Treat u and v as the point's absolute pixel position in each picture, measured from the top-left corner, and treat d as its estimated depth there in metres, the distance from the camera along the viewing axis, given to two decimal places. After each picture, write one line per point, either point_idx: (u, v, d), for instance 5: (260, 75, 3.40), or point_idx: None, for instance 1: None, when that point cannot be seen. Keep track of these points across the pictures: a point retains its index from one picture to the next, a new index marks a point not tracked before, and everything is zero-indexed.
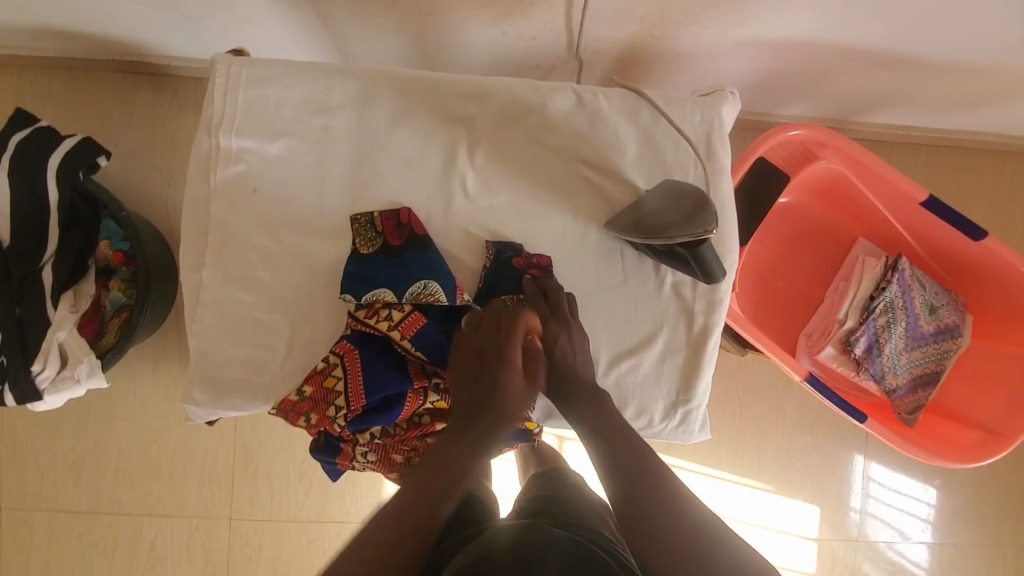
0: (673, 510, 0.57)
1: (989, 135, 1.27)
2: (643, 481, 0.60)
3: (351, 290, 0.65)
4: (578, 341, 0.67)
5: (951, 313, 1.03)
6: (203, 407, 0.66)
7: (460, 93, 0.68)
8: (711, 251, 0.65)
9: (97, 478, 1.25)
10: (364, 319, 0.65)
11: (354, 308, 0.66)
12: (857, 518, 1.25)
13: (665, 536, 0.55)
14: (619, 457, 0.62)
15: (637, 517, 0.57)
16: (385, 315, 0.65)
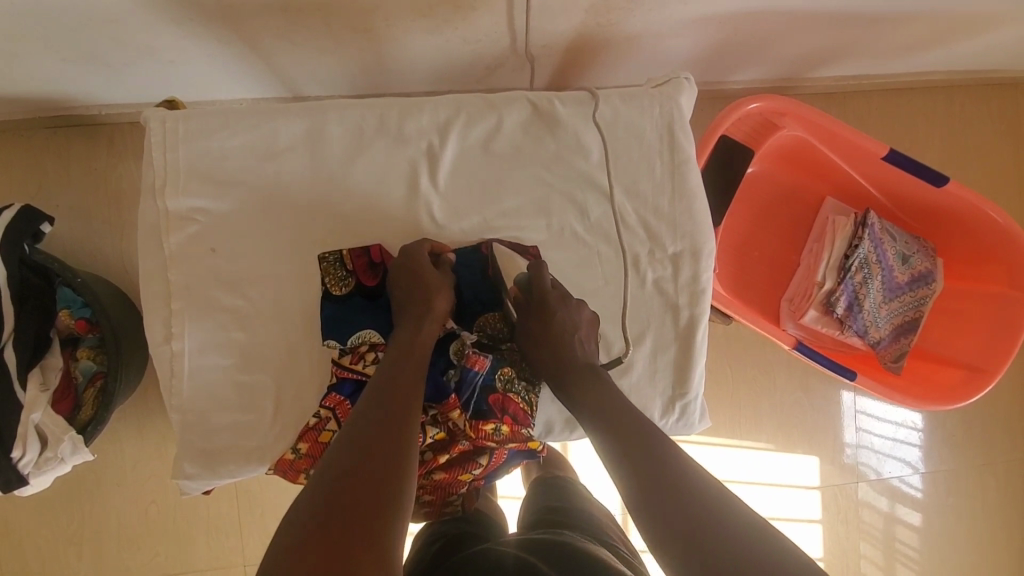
0: (683, 480, 0.48)
1: (934, 74, 1.29)
2: (657, 469, 0.50)
3: (333, 336, 0.63)
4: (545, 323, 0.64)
5: (922, 260, 1.05)
6: (197, 479, 0.64)
7: (412, 118, 0.66)
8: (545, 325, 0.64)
9: (98, 548, 1.21)
10: (350, 366, 0.62)
11: (338, 355, 0.63)
12: (852, 453, 1.28)
13: (675, 514, 0.46)
14: (622, 437, 0.54)
15: (649, 497, 0.48)
16: (371, 358, 0.62)
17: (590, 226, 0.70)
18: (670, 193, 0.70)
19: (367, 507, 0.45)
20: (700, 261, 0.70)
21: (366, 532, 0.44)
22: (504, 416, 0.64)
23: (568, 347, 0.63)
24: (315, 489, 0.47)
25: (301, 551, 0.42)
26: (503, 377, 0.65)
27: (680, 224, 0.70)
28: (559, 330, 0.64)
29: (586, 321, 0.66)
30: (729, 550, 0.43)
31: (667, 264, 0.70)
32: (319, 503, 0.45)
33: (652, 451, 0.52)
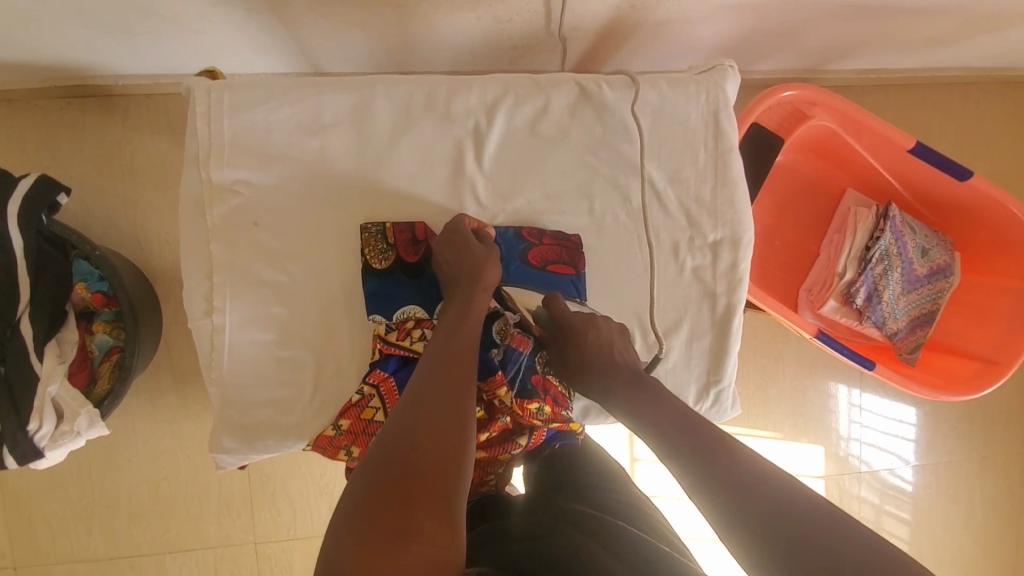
0: (726, 453, 0.50)
1: (953, 70, 1.30)
2: (717, 458, 0.50)
3: (378, 310, 0.63)
4: (580, 347, 0.64)
5: (941, 254, 1.06)
6: (235, 453, 0.64)
7: (460, 96, 0.64)
8: (580, 351, 0.64)
9: (110, 523, 1.21)
10: (397, 342, 0.62)
11: (383, 330, 0.63)
12: (847, 445, 1.31)
13: (723, 478, 0.49)
14: (662, 420, 0.56)
15: (694, 466, 0.51)
16: (418, 336, 0.62)
17: (632, 212, 0.69)
18: (713, 182, 0.70)
19: (429, 484, 0.46)
20: (740, 251, 0.70)
21: (431, 512, 0.45)
22: (547, 396, 0.65)
23: (610, 360, 0.63)
24: (378, 457, 0.47)
25: (371, 526, 0.43)
26: (541, 360, 0.67)
27: (721, 213, 0.70)
28: (594, 348, 0.64)
29: (615, 332, 0.66)
30: (800, 528, 0.44)
31: (706, 252, 0.70)
32: (382, 475, 0.46)
33: (694, 428, 0.54)
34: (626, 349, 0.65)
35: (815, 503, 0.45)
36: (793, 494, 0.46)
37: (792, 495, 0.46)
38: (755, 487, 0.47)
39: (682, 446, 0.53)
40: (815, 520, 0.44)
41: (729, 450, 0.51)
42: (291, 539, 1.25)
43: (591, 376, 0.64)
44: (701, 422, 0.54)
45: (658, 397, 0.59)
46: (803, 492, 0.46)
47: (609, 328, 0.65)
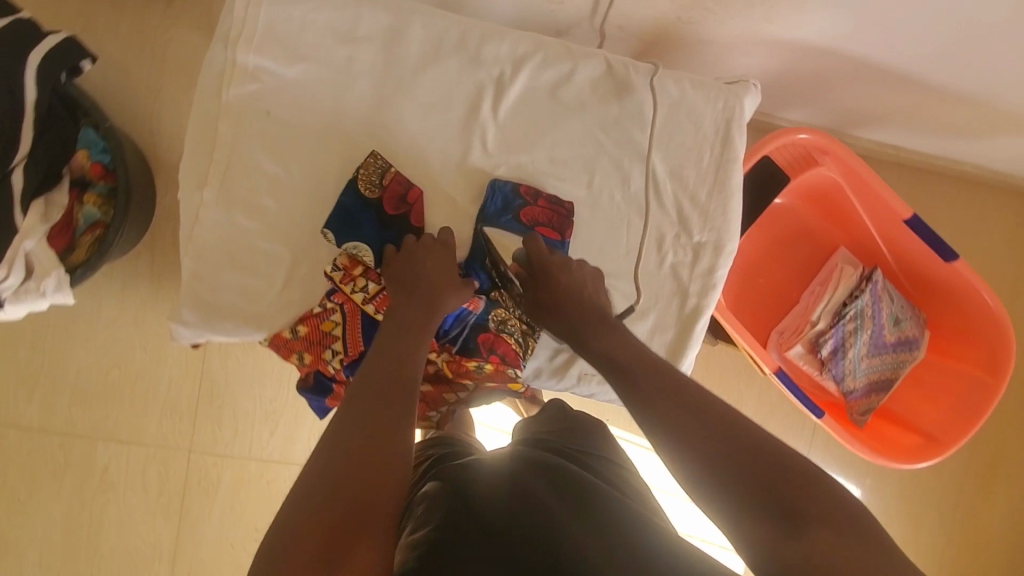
0: (755, 443, 0.48)
1: (966, 164, 1.33)
2: (748, 447, 0.48)
3: (333, 229, 0.65)
4: (557, 279, 0.65)
5: (912, 326, 1.09)
6: (191, 327, 0.64)
7: (492, 43, 0.67)
8: (555, 284, 0.65)
9: (51, 397, 1.20)
10: (340, 285, 0.64)
11: (329, 269, 0.65)
12: None
13: (760, 468, 0.46)
14: (678, 406, 0.52)
15: (722, 455, 0.48)
16: (360, 285, 0.65)
17: (628, 197, 0.72)
18: (710, 186, 0.74)
19: (380, 482, 0.49)
20: (720, 257, 0.74)
21: (381, 505, 0.48)
22: (491, 354, 0.70)
23: (582, 298, 0.65)
24: (326, 463, 0.50)
25: (322, 525, 0.46)
26: (496, 317, 0.70)
27: (711, 217, 0.74)
28: (571, 285, 0.65)
29: (589, 279, 0.68)
30: (832, 524, 0.44)
31: (688, 251, 0.74)
32: (333, 477, 0.48)
33: (713, 417, 0.50)
34: (597, 293, 0.66)
35: (837, 497, 0.45)
36: (786, 462, 0.47)
37: (823, 489, 0.45)
38: (722, 433, 0.49)
39: (653, 405, 0.53)
40: (824, 508, 0.44)
41: (696, 407, 0.51)
42: (226, 456, 1.25)
43: (568, 315, 0.63)
44: (721, 406, 0.51)
45: (615, 353, 0.59)
46: (831, 485, 0.46)
47: (583, 273, 0.67)
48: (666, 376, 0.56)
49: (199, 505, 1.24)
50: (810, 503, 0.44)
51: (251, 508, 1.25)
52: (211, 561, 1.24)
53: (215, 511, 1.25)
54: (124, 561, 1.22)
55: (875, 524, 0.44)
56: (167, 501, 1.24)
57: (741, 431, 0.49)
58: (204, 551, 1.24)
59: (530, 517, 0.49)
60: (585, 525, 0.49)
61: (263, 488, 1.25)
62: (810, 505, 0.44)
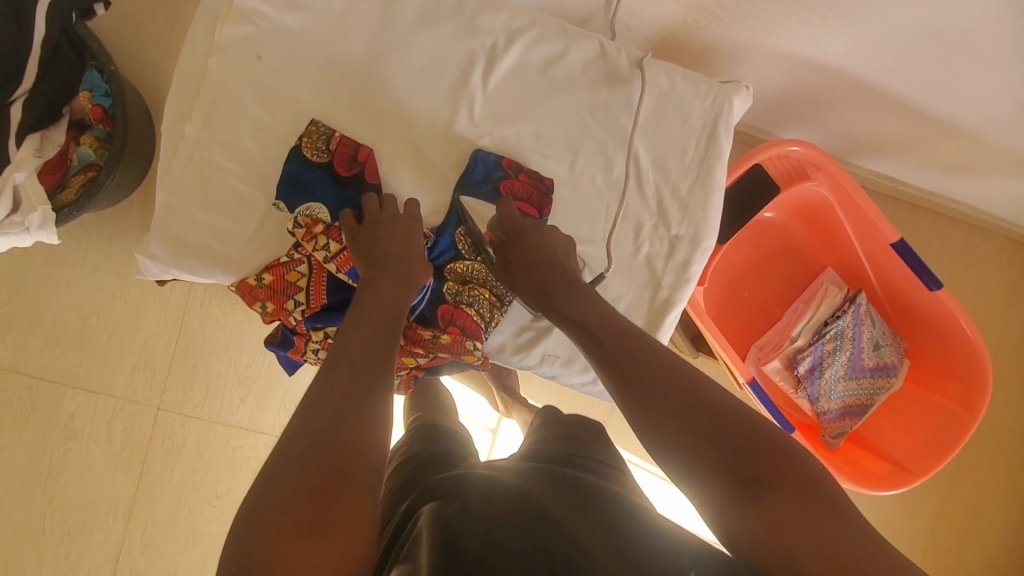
0: (731, 422, 0.48)
1: (965, 206, 1.28)
2: (726, 426, 0.48)
3: (284, 198, 0.66)
4: (527, 242, 0.67)
5: (892, 353, 1.08)
6: (158, 263, 0.66)
7: (487, 15, 0.70)
8: (524, 246, 0.67)
9: (23, 339, 1.17)
10: (303, 242, 0.65)
11: (291, 228, 0.66)
12: None
13: (738, 443, 0.47)
14: (658, 390, 0.52)
15: (704, 437, 0.48)
16: (322, 244, 0.65)
17: (610, 180, 0.74)
18: (692, 180, 0.76)
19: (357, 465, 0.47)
20: (695, 251, 0.76)
21: (361, 491, 0.47)
22: (450, 326, 0.71)
23: (552, 261, 0.66)
24: (305, 439, 0.48)
25: (302, 510, 0.44)
26: (450, 290, 0.71)
27: (690, 210, 0.76)
28: (543, 247, 0.67)
29: (561, 244, 0.69)
30: (805, 493, 0.44)
31: (665, 242, 0.76)
32: (313, 453, 0.47)
33: (690, 402, 0.50)
34: (569, 258, 0.68)
35: (808, 467, 0.46)
36: (761, 433, 0.48)
37: (797, 458, 0.46)
38: (701, 405, 0.50)
39: (634, 380, 0.53)
40: (800, 478, 0.45)
41: (679, 392, 0.51)
42: (194, 418, 1.22)
43: (536, 279, 0.65)
44: (700, 384, 0.52)
45: (583, 324, 0.61)
46: (804, 457, 0.47)
47: (555, 238, 0.69)
48: (643, 349, 0.56)
49: (161, 465, 1.21)
50: (779, 474, 0.45)
51: (214, 473, 1.22)
52: (165, 525, 1.20)
53: (175, 474, 1.21)
54: (74, 515, 1.18)
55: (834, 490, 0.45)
56: (129, 457, 1.20)
57: (722, 403, 0.50)
58: (159, 514, 1.20)
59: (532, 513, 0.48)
60: (584, 522, 0.47)
61: (229, 453, 1.23)
62: (776, 475, 0.45)
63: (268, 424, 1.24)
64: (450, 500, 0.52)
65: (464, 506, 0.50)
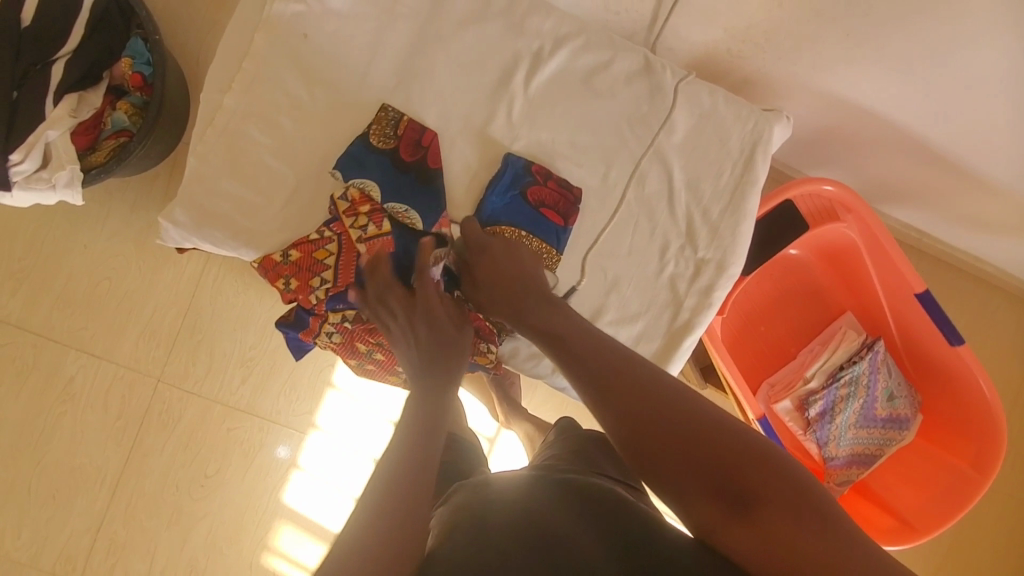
0: (722, 443, 0.46)
1: (989, 266, 1.25)
2: (714, 447, 0.46)
3: (342, 169, 0.67)
4: (490, 259, 0.65)
5: (906, 406, 1.06)
6: (181, 230, 0.66)
7: (536, 18, 0.71)
8: (479, 261, 0.66)
9: (34, 295, 1.17)
10: (343, 216, 0.66)
11: (337, 198, 0.67)
12: None
13: (734, 465, 0.45)
14: (633, 410, 0.50)
15: (691, 461, 0.46)
16: (361, 224, 0.66)
17: (640, 195, 0.74)
18: (724, 205, 0.75)
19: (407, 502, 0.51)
20: (721, 276, 0.74)
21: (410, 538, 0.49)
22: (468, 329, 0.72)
23: (520, 278, 0.64)
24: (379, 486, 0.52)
25: (364, 556, 0.47)
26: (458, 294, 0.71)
27: (719, 235, 0.75)
28: (509, 266, 0.65)
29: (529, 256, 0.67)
30: (810, 519, 0.42)
31: (690, 265, 0.75)
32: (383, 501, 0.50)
33: (666, 423, 0.48)
34: (536, 270, 0.65)
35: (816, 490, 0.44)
36: (761, 451, 0.46)
37: (804, 480, 0.44)
38: (674, 423, 0.48)
39: (619, 399, 0.51)
40: (806, 501, 0.43)
41: (658, 412, 0.49)
42: (192, 394, 1.20)
43: (506, 295, 0.63)
44: (675, 399, 0.50)
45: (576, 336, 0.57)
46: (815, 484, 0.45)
47: (520, 253, 0.66)
48: (629, 367, 0.53)
49: (153, 437, 1.19)
50: (788, 500, 0.43)
51: (205, 452, 1.20)
52: (150, 499, 1.18)
53: (167, 448, 1.20)
54: (61, 478, 1.16)
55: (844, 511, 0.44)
56: (123, 425, 1.18)
57: (701, 416, 0.48)
58: (145, 488, 1.19)
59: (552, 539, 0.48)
60: (602, 549, 0.47)
61: (223, 434, 1.21)
62: (782, 501, 0.43)
63: (265, 410, 1.22)
64: (466, 526, 0.52)
65: (480, 527, 0.51)
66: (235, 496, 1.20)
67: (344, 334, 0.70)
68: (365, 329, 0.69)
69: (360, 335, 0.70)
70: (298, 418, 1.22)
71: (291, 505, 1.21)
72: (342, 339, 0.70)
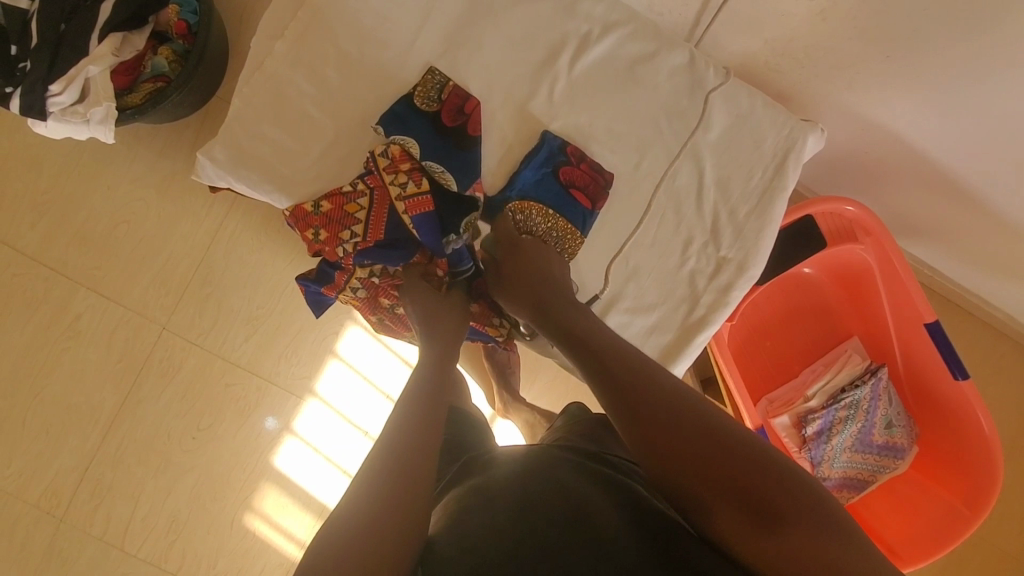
0: (732, 446, 0.49)
1: (999, 310, 1.25)
2: (721, 448, 0.49)
3: (384, 125, 0.70)
4: (519, 255, 0.69)
5: (903, 435, 1.06)
6: (217, 169, 0.70)
7: (587, 3, 0.74)
8: (508, 257, 0.70)
9: (53, 229, 1.18)
10: (383, 172, 0.68)
11: (378, 152, 0.69)
12: None
13: (745, 467, 0.47)
14: (649, 412, 0.53)
15: (697, 461, 0.49)
16: (400, 182, 0.68)
17: (670, 187, 0.76)
18: (752, 207, 0.77)
19: (414, 473, 0.54)
20: (739, 277, 0.76)
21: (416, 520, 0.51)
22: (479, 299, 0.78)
23: (545, 279, 0.68)
24: (388, 458, 0.55)
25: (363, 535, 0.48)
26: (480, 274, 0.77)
27: (743, 236, 0.76)
28: (534, 265, 0.68)
29: (557, 265, 0.71)
30: (810, 519, 0.44)
31: (711, 262, 0.77)
32: (394, 473, 0.53)
33: (676, 424, 0.51)
34: (558, 276, 0.69)
35: (816, 493, 0.46)
36: (769, 457, 0.48)
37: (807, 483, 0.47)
38: (670, 411, 0.52)
39: (626, 391, 0.55)
40: (806, 500, 0.45)
41: (671, 417, 0.52)
42: (196, 345, 1.21)
43: (529, 292, 0.67)
44: (686, 403, 0.53)
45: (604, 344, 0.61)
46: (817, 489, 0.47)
47: (549, 258, 0.70)
48: (651, 377, 0.56)
49: (152, 384, 1.20)
50: (788, 502, 0.45)
51: (202, 405, 1.21)
52: (141, 446, 1.19)
53: (165, 396, 1.20)
54: (56, 414, 1.17)
55: (843, 517, 0.45)
56: (124, 368, 1.19)
57: (703, 421, 0.51)
58: (137, 434, 1.19)
59: (556, 497, 0.51)
60: (618, 517, 0.49)
61: (221, 389, 1.21)
62: (781, 498, 0.45)
63: (266, 370, 1.22)
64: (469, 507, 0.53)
65: (489, 496, 0.53)
66: (226, 452, 1.21)
67: (368, 290, 0.74)
68: (389, 285, 0.73)
69: (383, 292, 0.74)
70: (299, 382, 1.22)
71: (281, 469, 1.22)
72: (367, 295, 0.74)
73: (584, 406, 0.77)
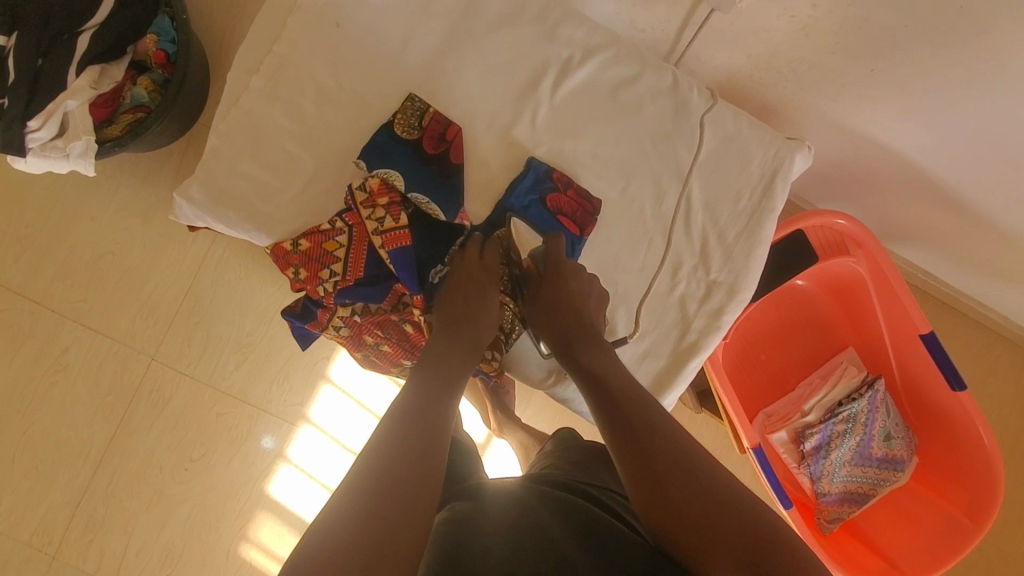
0: (737, 510, 0.48)
1: (993, 314, 1.24)
2: (726, 505, 0.48)
3: (366, 157, 0.69)
4: (560, 284, 0.68)
5: (902, 447, 1.04)
6: (195, 209, 0.69)
7: (568, 27, 0.73)
8: (549, 282, 0.68)
9: (36, 262, 1.16)
10: (360, 207, 0.68)
11: (356, 186, 0.68)
12: None
13: (754, 535, 0.46)
14: (659, 454, 0.52)
15: (703, 521, 0.47)
16: (377, 217, 0.68)
17: (657, 211, 0.75)
18: (741, 228, 0.76)
19: (414, 506, 0.47)
20: (731, 300, 0.75)
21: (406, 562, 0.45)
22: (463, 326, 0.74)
23: (582, 310, 0.66)
24: (378, 485, 0.48)
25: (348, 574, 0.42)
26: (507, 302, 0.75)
27: (733, 258, 0.76)
28: (571, 295, 0.67)
29: (595, 293, 0.70)
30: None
31: (701, 286, 0.76)
32: (387, 505, 0.47)
33: (685, 474, 0.50)
34: (597, 308, 0.68)
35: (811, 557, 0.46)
36: (770, 525, 0.47)
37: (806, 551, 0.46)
38: (677, 463, 0.51)
39: (626, 431, 0.54)
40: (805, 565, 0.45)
41: (680, 466, 0.51)
42: (185, 376, 1.19)
43: (570, 322, 0.66)
44: (685, 446, 0.53)
45: (594, 380, 0.61)
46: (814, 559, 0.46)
47: (592, 288, 0.69)
48: (641, 418, 0.55)
49: (141, 417, 1.17)
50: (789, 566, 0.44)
51: (193, 436, 1.18)
52: (132, 480, 1.17)
53: (155, 429, 1.18)
54: (44, 450, 1.15)
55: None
56: (112, 401, 1.17)
57: (712, 487, 0.49)
58: (128, 468, 1.17)
59: (539, 549, 0.48)
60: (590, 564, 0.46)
61: (212, 419, 1.19)
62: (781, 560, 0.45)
63: (257, 398, 1.20)
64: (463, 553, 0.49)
65: (481, 545, 0.50)
66: (218, 483, 1.18)
67: (352, 327, 0.73)
68: (371, 321, 0.72)
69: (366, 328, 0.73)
70: (291, 408, 1.20)
71: (274, 497, 1.19)
72: (350, 332, 0.73)
73: (574, 430, 0.76)
